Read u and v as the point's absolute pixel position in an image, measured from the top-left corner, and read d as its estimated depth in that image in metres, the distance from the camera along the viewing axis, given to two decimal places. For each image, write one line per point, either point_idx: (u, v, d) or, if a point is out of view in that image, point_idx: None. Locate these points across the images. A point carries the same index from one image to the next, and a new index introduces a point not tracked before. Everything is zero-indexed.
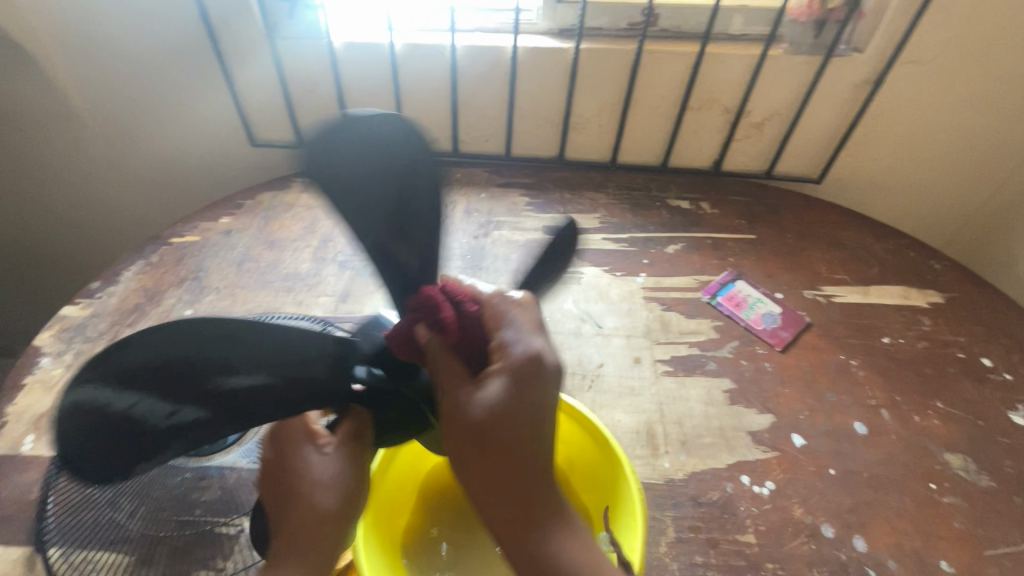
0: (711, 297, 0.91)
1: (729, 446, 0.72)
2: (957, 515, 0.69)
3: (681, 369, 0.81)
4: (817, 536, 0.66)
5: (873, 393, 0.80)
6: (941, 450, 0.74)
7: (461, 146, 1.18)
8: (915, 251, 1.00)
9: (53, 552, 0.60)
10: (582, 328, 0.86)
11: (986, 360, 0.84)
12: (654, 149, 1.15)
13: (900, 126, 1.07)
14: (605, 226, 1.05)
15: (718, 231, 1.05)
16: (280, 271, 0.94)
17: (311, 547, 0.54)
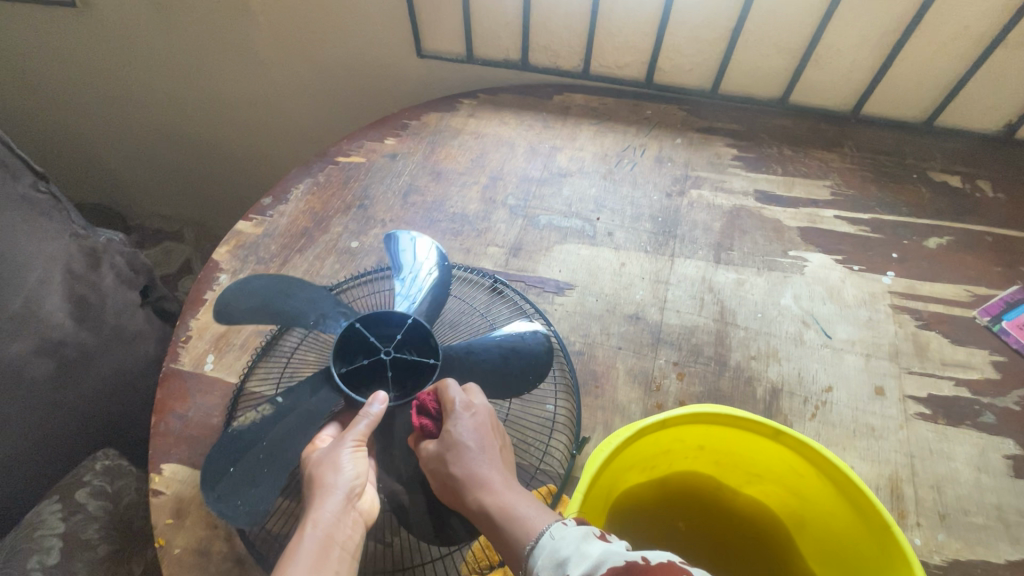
0: (991, 320, 0.68)
1: (1010, 535, 0.54)
2: None
3: (942, 415, 0.62)
4: None
5: None
6: None
7: (656, 75, 0.97)
8: None
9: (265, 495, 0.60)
10: (805, 335, 0.69)
11: None
12: (921, 101, 0.87)
13: None
14: (839, 199, 0.82)
15: (1003, 226, 0.78)
16: (446, 209, 0.85)
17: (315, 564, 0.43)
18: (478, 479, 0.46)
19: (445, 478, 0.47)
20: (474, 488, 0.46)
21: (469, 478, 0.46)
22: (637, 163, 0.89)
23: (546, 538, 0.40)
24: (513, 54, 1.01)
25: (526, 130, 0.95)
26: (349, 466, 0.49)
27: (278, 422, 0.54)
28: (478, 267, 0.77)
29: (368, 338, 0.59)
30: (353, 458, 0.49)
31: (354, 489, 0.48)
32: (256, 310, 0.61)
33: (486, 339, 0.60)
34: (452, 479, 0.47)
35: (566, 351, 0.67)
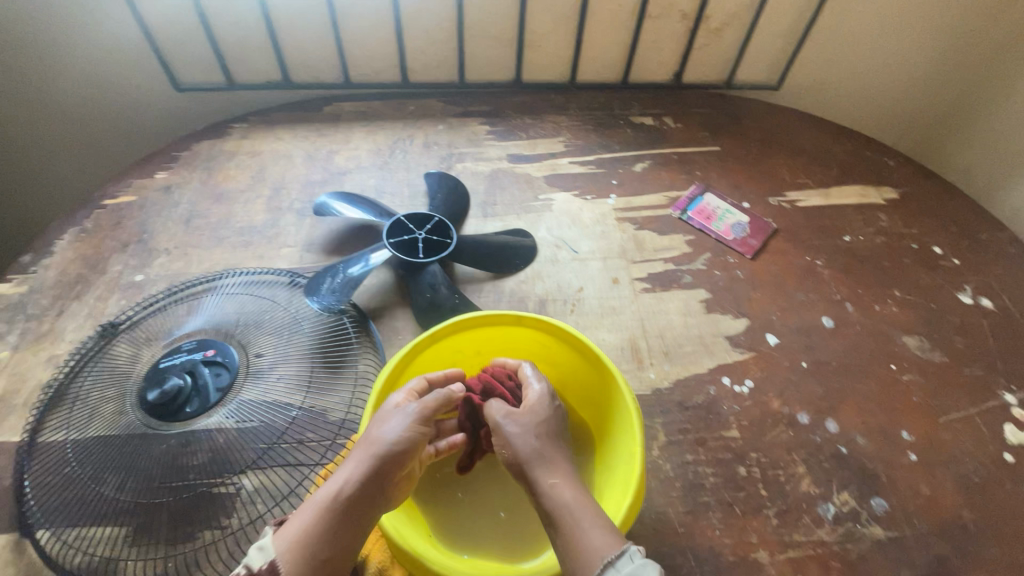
0: (681, 212, 0.92)
1: (709, 352, 0.75)
2: (915, 389, 0.72)
3: (658, 285, 0.82)
4: (794, 424, 0.68)
5: (837, 289, 0.82)
6: (899, 334, 0.77)
7: (410, 75, 1.11)
8: (870, 150, 1.04)
9: (42, 534, 0.58)
10: (559, 254, 0.86)
11: (937, 247, 0.88)
12: (614, 65, 1.13)
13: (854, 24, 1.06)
14: (571, 149, 1.03)
15: (683, 146, 1.04)
16: (233, 225, 0.88)
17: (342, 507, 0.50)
18: (552, 464, 0.53)
19: (523, 452, 0.54)
20: (550, 473, 0.52)
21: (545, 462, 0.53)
22: (408, 151, 1.01)
23: (625, 560, 0.44)
24: (274, 75, 1.08)
25: (301, 141, 1.01)
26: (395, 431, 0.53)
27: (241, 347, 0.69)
28: (273, 268, 0.82)
29: (409, 224, 0.82)
30: (398, 428, 0.54)
31: (394, 456, 0.52)
32: (337, 210, 0.86)
33: (489, 234, 0.84)
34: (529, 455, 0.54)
35: (367, 320, 0.76)
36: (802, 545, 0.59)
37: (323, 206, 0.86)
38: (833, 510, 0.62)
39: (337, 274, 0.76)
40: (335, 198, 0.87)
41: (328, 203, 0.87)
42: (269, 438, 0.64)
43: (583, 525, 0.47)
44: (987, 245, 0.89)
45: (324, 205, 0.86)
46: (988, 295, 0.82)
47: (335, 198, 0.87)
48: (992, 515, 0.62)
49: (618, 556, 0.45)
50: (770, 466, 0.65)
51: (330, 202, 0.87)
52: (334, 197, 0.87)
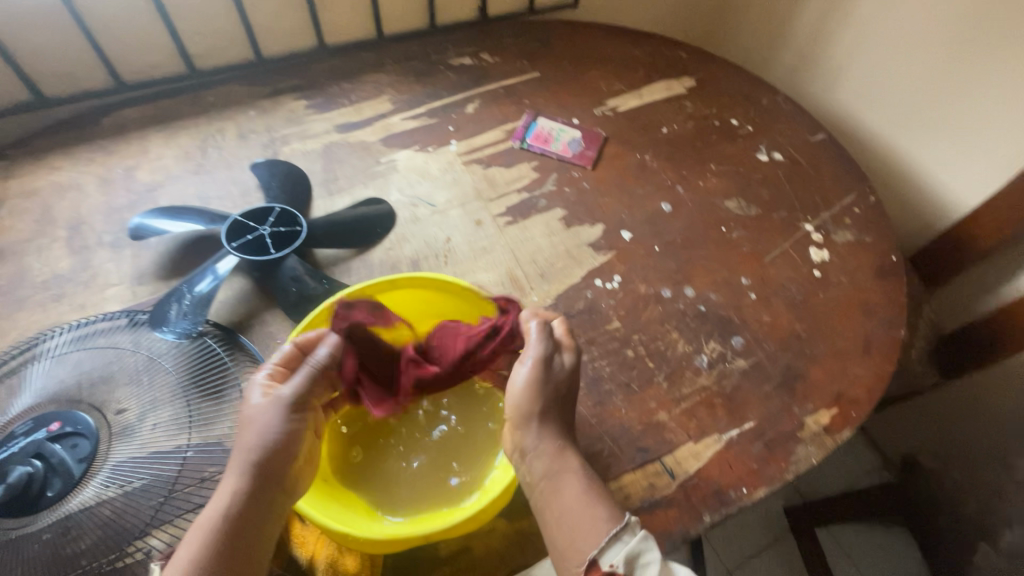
0: (520, 141, 0.95)
1: (578, 261, 0.81)
2: (743, 242, 0.85)
3: (518, 215, 0.86)
4: (661, 300, 0.78)
5: (668, 176, 0.92)
6: (722, 200, 0.90)
7: (195, 62, 0.98)
8: (664, 48, 1.15)
9: None
10: (417, 212, 0.85)
11: (734, 120, 1.02)
12: (416, 9, 1.10)
13: None
14: (398, 106, 1.00)
15: (505, 79, 1.06)
16: (32, 281, 0.74)
17: (243, 498, 0.50)
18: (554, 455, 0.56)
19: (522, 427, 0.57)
20: (544, 460, 0.55)
21: (537, 448, 0.56)
22: (223, 146, 0.91)
23: (636, 539, 0.49)
24: (22, 95, 0.89)
25: (87, 165, 0.87)
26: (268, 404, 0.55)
27: (97, 412, 0.61)
28: (104, 313, 0.71)
29: (248, 222, 0.76)
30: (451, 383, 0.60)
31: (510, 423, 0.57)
32: (157, 226, 0.77)
33: (339, 211, 0.81)
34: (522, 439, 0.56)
35: (235, 335, 0.70)
36: (689, 395, 0.69)
37: (139, 227, 0.77)
38: (706, 358, 0.73)
39: (184, 296, 0.69)
40: (151, 216, 0.77)
41: (144, 223, 0.77)
42: (162, 490, 0.58)
43: (577, 514, 0.52)
44: (768, 108, 1.04)
45: (140, 227, 0.77)
46: (778, 149, 0.98)
47: (152, 216, 0.77)
48: (816, 320, 0.77)
49: (622, 531, 0.50)
50: (651, 342, 0.74)
51: (147, 221, 0.77)
52: (150, 215, 0.78)
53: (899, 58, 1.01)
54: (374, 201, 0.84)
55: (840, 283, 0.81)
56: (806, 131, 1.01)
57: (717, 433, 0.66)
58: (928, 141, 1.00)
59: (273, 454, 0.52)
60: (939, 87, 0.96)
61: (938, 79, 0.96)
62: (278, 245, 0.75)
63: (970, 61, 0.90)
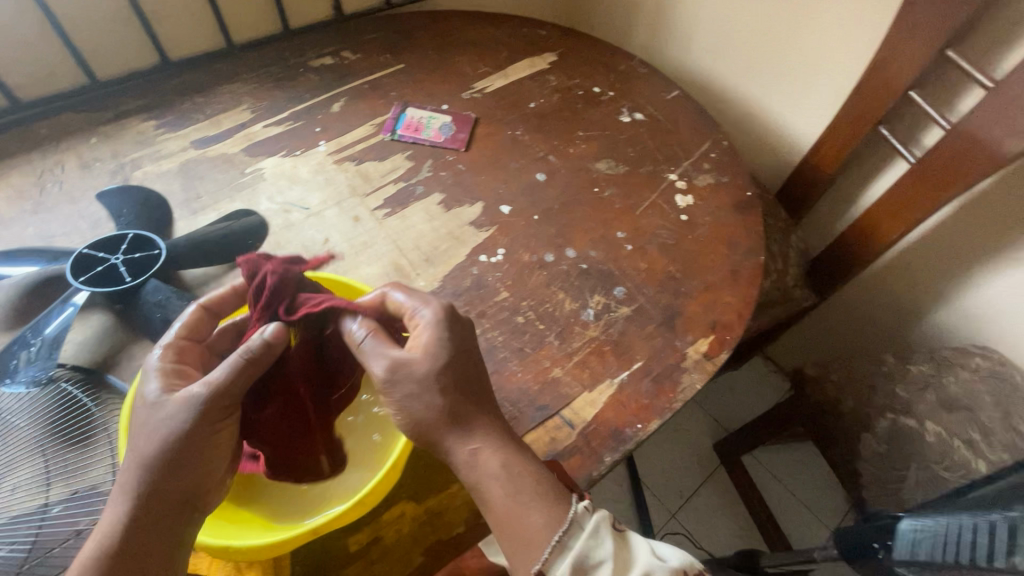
0: (391, 133, 0.95)
1: (461, 241, 0.82)
2: (615, 199, 0.89)
3: (397, 206, 0.86)
4: (545, 264, 0.80)
5: (540, 147, 0.95)
6: (592, 163, 0.94)
7: (17, 94, 0.89)
8: (524, 27, 1.18)
9: None
10: (291, 217, 0.83)
11: (596, 88, 1.07)
12: (265, 13, 1.07)
13: None
14: (259, 113, 0.96)
15: (370, 74, 1.05)
16: None
17: (137, 522, 0.48)
18: (468, 431, 0.53)
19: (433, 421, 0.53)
20: (469, 442, 0.53)
21: (465, 431, 0.53)
22: (64, 179, 0.84)
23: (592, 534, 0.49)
24: None
25: None
26: (151, 406, 0.51)
27: None
28: None
29: (98, 253, 0.71)
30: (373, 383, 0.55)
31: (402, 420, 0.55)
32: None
33: (204, 229, 0.77)
34: (439, 427, 0.53)
35: (99, 375, 0.65)
36: (580, 348, 0.72)
37: None
38: (592, 311, 0.76)
39: (30, 342, 0.64)
40: None
41: None
42: (25, 557, 0.53)
43: (523, 504, 0.50)
44: (626, 72, 1.10)
45: None
46: (639, 109, 1.04)
47: None
48: (687, 259, 0.83)
49: (578, 531, 0.49)
50: (539, 306, 0.76)
51: None
52: None
53: (740, 13, 1.11)
54: (244, 215, 0.81)
55: (705, 222, 0.87)
56: (662, 90, 1.08)
57: (609, 378, 0.70)
58: (773, 83, 1.13)
59: (173, 462, 0.49)
60: (777, 37, 1.08)
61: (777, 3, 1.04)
62: (134, 272, 0.70)
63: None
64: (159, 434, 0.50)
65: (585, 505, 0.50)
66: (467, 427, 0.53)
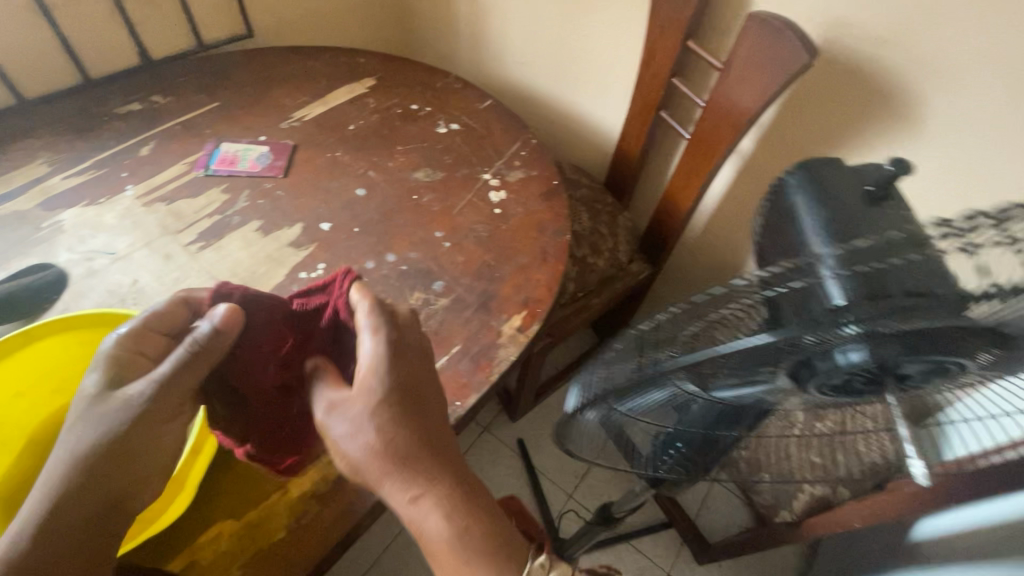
0: (205, 169, 0.95)
1: (280, 262, 0.84)
2: (434, 203, 0.95)
3: (212, 238, 0.86)
4: (365, 271, 0.84)
5: (359, 165, 1.00)
6: (411, 174, 1.00)
7: None
8: (343, 56, 1.23)
9: None
10: (94, 264, 0.80)
11: (414, 105, 1.14)
12: (60, 65, 1.05)
13: None
14: (57, 166, 0.93)
15: (182, 114, 1.05)
16: None
17: (46, 522, 0.48)
18: (409, 481, 0.53)
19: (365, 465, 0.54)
20: (411, 489, 0.53)
21: (403, 477, 0.53)
22: None
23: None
24: None
25: None
26: (91, 401, 0.52)
27: None
28: None
29: None
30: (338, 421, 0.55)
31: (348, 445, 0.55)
32: None
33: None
34: (371, 471, 0.54)
35: None
36: None
37: None
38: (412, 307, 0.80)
39: None
40: None
41: None
42: None
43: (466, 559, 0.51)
44: (442, 89, 1.18)
45: None
46: (455, 120, 1.12)
47: None
48: (501, 248, 0.90)
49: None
50: None
51: None
52: None
53: (541, 29, 1.25)
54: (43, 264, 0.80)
55: (517, 213, 0.96)
56: (476, 101, 1.17)
57: None
58: (580, 87, 1.27)
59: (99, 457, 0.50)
60: (573, 46, 1.22)
61: (568, 13, 1.17)
62: None
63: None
64: (81, 435, 0.50)
65: (542, 563, 0.51)
66: (412, 469, 0.54)
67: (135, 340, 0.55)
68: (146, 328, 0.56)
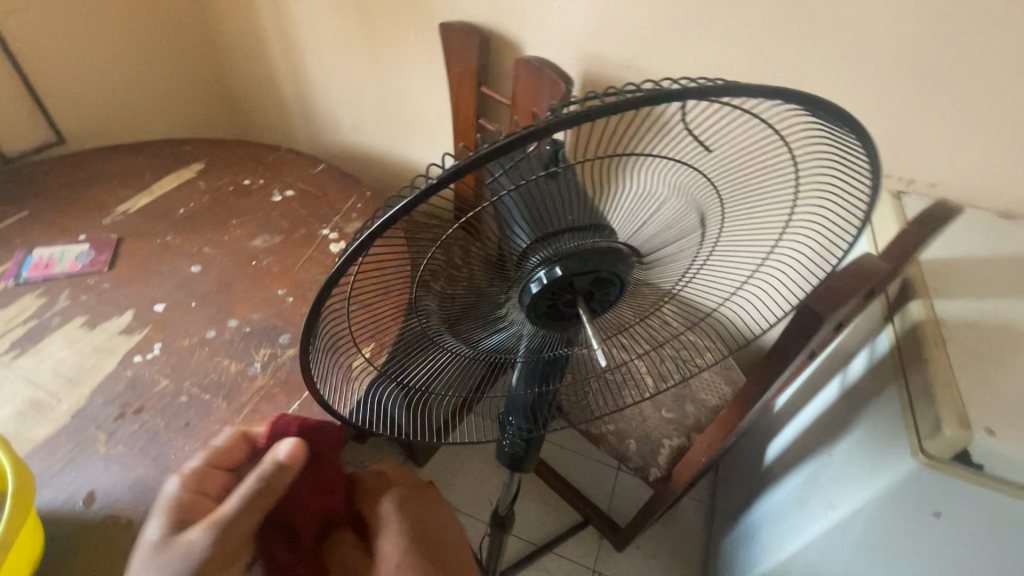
0: (17, 278, 0.91)
1: (111, 351, 0.82)
2: (274, 264, 0.99)
3: (29, 343, 0.82)
4: (207, 341, 0.85)
5: (193, 244, 1.01)
6: (249, 242, 1.03)
7: None
8: (167, 146, 1.25)
9: None
10: None
11: (246, 180, 1.18)
12: None
13: (75, 76, 1.27)
14: None
15: None
16: None
17: None
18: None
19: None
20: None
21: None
22: None
23: None
24: None
25: None
26: (154, 549, 0.49)
27: None
28: None
29: None
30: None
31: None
32: None
33: None
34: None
35: None
36: (249, 399, 0.78)
37: None
38: (259, 364, 0.82)
39: None
40: None
41: None
42: None
43: None
44: (274, 161, 1.24)
45: None
46: (289, 187, 1.17)
47: None
48: None
49: None
50: (202, 380, 0.79)
51: None
52: None
53: (362, 93, 1.36)
54: None
55: None
56: (309, 166, 1.23)
57: (279, 415, 0.76)
58: (410, 139, 1.38)
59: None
60: (394, 103, 1.33)
61: (380, 76, 1.29)
62: None
63: (389, 60, 1.26)
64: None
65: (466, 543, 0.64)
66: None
67: (198, 481, 0.56)
68: (211, 466, 0.58)
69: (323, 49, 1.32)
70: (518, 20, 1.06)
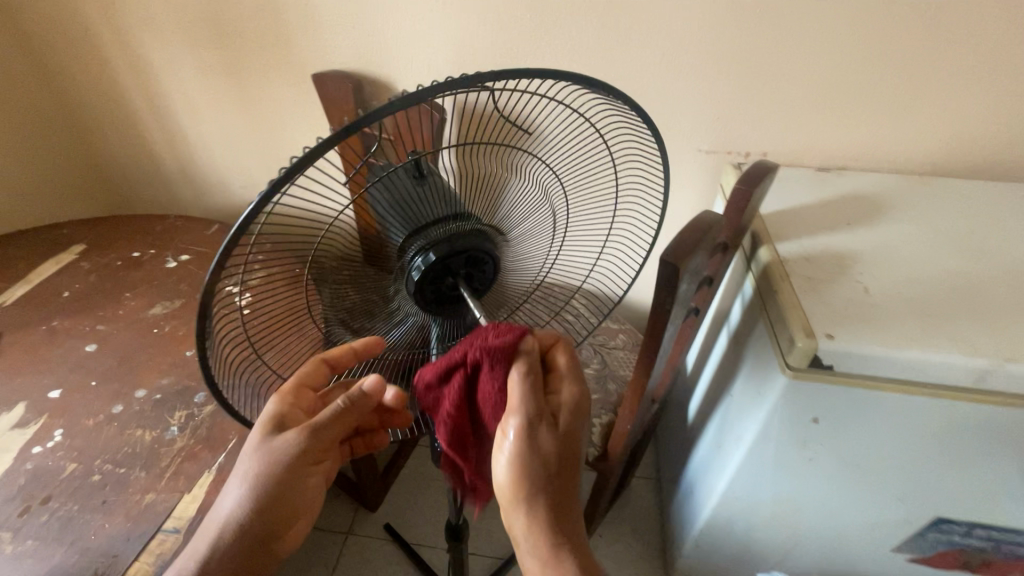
0: None
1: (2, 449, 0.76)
2: (179, 328, 0.97)
3: None
4: (114, 416, 0.81)
5: (85, 323, 0.97)
6: (147, 311, 1.00)
7: None
8: (40, 232, 1.19)
9: None
10: None
11: (136, 251, 1.14)
12: None
13: None
14: None
15: None
16: None
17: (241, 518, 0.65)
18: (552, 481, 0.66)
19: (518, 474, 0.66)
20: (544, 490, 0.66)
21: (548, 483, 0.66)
22: None
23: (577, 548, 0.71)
24: None
25: None
26: (259, 445, 0.65)
27: None
28: None
29: None
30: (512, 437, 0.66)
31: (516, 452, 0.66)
32: None
33: None
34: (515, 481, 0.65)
35: None
36: (171, 464, 0.76)
37: None
38: (176, 427, 0.80)
39: None
40: None
41: None
42: None
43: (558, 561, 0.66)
44: (163, 228, 1.22)
45: None
46: (184, 250, 1.15)
47: None
48: None
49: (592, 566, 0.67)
50: (115, 456, 0.76)
51: None
52: None
53: (248, 152, 1.38)
54: None
55: None
56: (203, 227, 1.22)
57: (207, 469, 0.75)
58: None
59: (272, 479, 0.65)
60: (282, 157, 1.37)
61: (263, 131, 1.33)
62: None
63: (269, 117, 1.30)
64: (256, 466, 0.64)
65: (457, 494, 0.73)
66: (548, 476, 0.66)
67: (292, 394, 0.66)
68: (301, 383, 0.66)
69: (199, 114, 1.33)
70: (389, 61, 1.16)
